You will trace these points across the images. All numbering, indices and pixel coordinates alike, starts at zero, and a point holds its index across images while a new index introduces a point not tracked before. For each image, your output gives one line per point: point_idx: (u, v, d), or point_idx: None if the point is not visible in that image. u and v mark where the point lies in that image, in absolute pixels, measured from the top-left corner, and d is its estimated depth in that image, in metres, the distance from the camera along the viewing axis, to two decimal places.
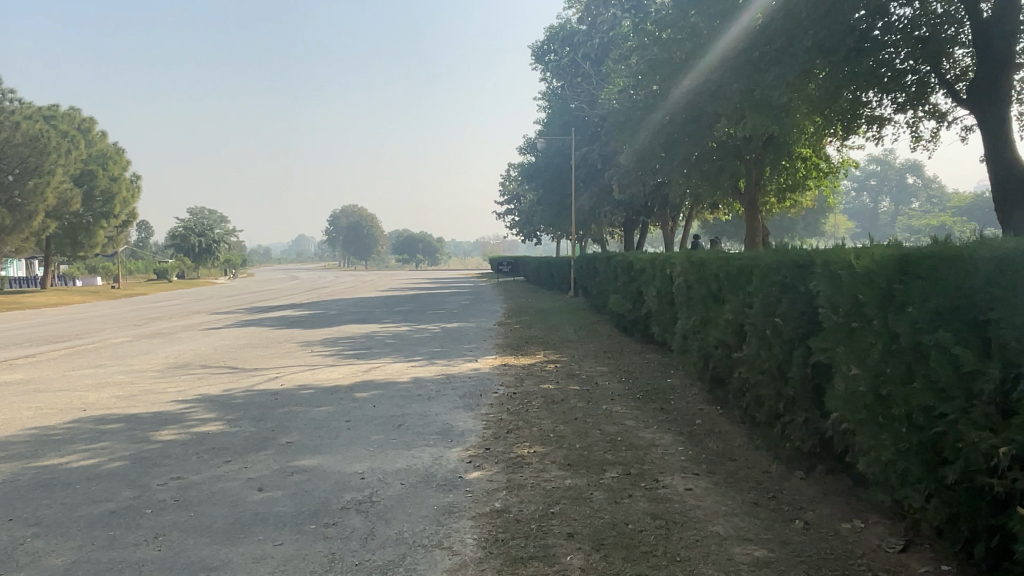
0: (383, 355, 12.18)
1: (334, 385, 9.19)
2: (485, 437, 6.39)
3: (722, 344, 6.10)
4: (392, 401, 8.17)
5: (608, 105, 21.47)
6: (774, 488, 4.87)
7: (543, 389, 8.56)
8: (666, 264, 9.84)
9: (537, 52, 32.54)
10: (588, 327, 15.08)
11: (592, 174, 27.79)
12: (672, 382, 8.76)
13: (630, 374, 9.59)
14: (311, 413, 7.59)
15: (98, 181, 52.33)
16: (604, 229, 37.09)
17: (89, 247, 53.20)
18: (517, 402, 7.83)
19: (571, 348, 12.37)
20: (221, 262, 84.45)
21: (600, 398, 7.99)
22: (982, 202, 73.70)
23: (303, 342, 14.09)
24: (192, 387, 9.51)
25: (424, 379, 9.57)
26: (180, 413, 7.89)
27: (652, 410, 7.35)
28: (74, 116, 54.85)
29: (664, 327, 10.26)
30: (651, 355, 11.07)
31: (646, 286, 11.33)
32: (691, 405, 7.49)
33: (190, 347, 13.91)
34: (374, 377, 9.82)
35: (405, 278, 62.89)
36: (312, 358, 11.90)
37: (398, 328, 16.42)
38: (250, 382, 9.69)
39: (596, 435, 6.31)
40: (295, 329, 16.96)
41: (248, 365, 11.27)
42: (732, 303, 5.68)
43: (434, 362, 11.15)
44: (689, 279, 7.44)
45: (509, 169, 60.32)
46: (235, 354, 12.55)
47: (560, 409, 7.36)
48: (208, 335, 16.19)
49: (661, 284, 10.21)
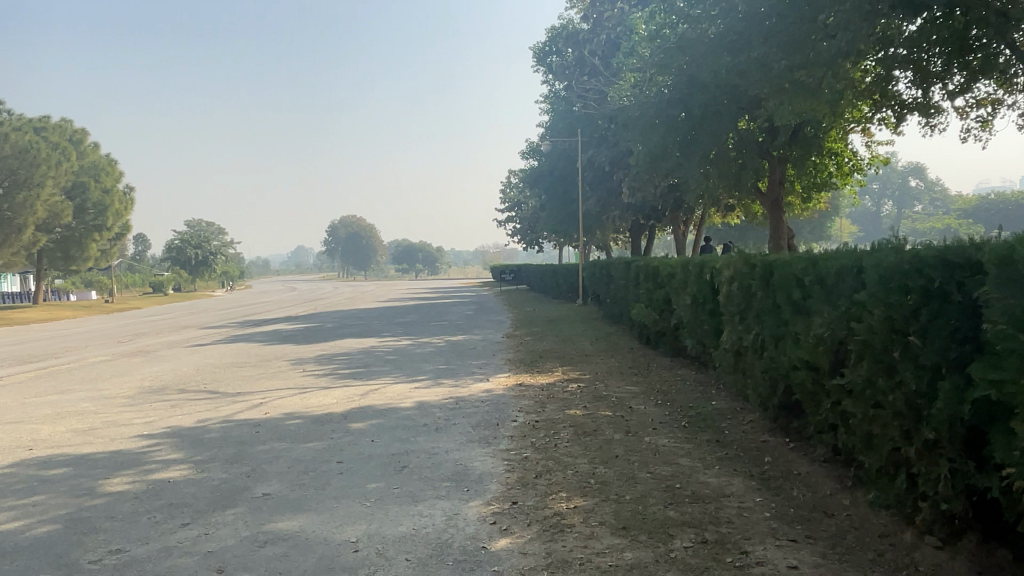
0: (382, 374, 10.92)
1: (325, 414, 7.92)
2: (510, 484, 5.14)
3: (804, 365, 4.92)
4: (393, 433, 6.92)
5: (618, 102, 20.37)
6: (904, 564, 3.65)
7: (569, 416, 7.29)
8: (705, 268, 8.64)
9: (538, 53, 31.43)
10: (606, 339, 13.85)
11: (600, 177, 26.62)
12: (719, 406, 7.56)
13: (666, 395, 8.37)
14: (296, 451, 6.33)
15: (90, 193, 51.23)
16: (610, 235, 35.98)
17: (81, 261, 52.11)
18: (541, 434, 6.57)
19: (592, 363, 11.13)
20: (219, 274, 83.32)
21: (640, 426, 6.75)
22: (987, 203, 72.61)
23: (294, 360, 12.84)
24: (162, 417, 8.25)
25: (430, 404, 8.31)
26: (141, 452, 6.63)
27: (706, 444, 6.13)
28: (65, 128, 53.76)
29: (702, 341, 9.08)
30: (685, 372, 9.85)
31: (676, 293, 10.17)
32: (752, 436, 6.28)
33: (171, 367, 12.67)
34: (373, 402, 8.56)
35: (405, 288, 61.96)
36: (303, 379, 10.65)
37: (399, 341, 15.19)
38: (229, 410, 8.41)
39: (648, 482, 5.07)
40: (287, 345, 15.72)
41: (231, 388, 10.02)
42: (826, 313, 4.50)
43: (441, 382, 9.91)
44: (749, 285, 6.27)
45: (509, 176, 59.26)
46: (218, 375, 11.32)
47: (596, 444, 6.11)
48: (193, 353, 14.95)
49: (696, 292, 9.06)
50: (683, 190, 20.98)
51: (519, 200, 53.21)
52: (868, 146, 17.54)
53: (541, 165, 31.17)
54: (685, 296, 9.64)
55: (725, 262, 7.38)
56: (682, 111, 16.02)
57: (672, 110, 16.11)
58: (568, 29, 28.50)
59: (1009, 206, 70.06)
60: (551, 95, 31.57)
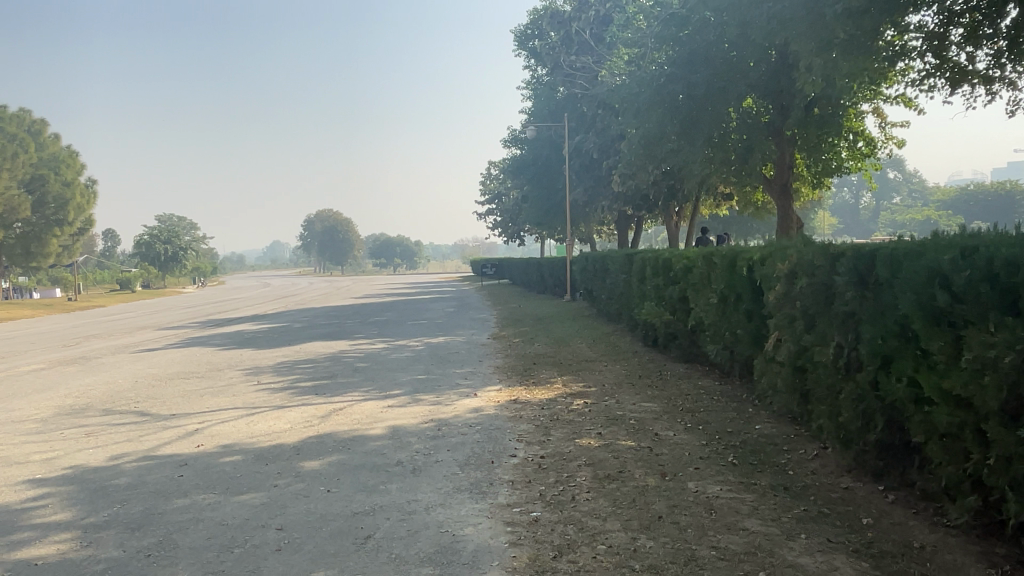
0: (349, 388, 9.29)
1: (271, 449, 6.30)
2: (520, 572, 3.57)
3: (943, 397, 3.46)
4: (356, 477, 5.32)
5: (611, 81, 18.86)
6: None
7: (581, 449, 5.74)
8: (739, 258, 7.19)
9: (519, 36, 29.78)
10: (606, 341, 12.34)
11: (588, 164, 25.12)
12: (767, 433, 6.08)
13: (695, 415, 6.86)
14: (222, 511, 4.71)
15: (50, 185, 48.67)
16: (596, 227, 34.56)
17: (42, 257, 49.66)
18: (552, 479, 5.01)
19: (595, 372, 9.59)
20: (190, 270, 80.84)
21: (678, 465, 5.23)
22: (966, 194, 72.36)
23: (250, 369, 11.16)
24: (68, 452, 6.56)
25: (405, 431, 6.71)
26: (17, 511, 4.95)
27: (771, 493, 4.63)
28: (23, 118, 50.98)
29: (734, 347, 7.61)
30: (707, 383, 8.34)
31: (695, 289, 8.69)
32: (829, 481, 4.80)
33: (105, 380, 10.93)
34: (335, 429, 6.96)
35: (382, 284, 60.28)
36: (256, 395, 9.00)
37: (373, 345, 13.59)
38: (154, 442, 6.74)
39: (717, 568, 3.53)
40: (246, 350, 13.96)
41: (167, 408, 8.35)
42: (1002, 328, 3.04)
43: (419, 399, 8.32)
44: (821, 283, 4.80)
45: (489, 167, 57.74)
46: (155, 390, 9.61)
47: (629, 496, 4.55)
48: (138, 360, 13.21)
49: (725, 290, 7.60)
50: (680, 176, 19.54)
51: (500, 192, 51.37)
52: (884, 129, 16.14)
53: (524, 155, 29.54)
54: (709, 294, 8.15)
55: (778, 254, 5.91)
56: (684, 89, 14.60)
57: (673, 87, 14.67)
58: (550, 9, 26.90)
59: (990, 198, 69.33)
60: (534, 80, 29.95)
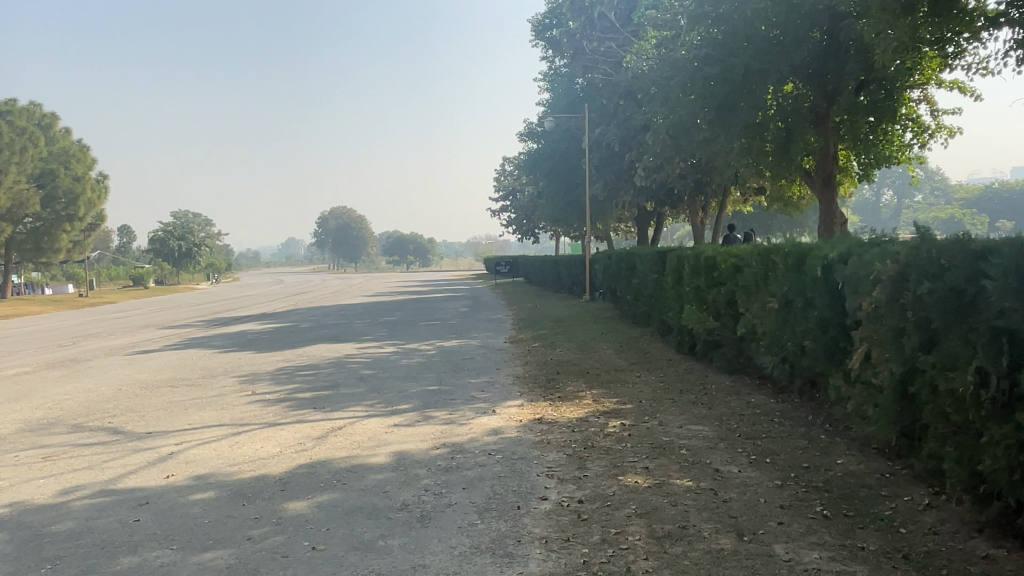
0: (351, 400, 8.22)
1: (251, 483, 5.23)
2: None
3: None
4: (350, 526, 4.27)
5: (636, 67, 17.76)
6: None
7: (628, 491, 4.64)
8: (809, 256, 6.10)
9: (536, 25, 28.74)
10: (635, 347, 11.25)
11: (609, 158, 24.01)
12: (854, 472, 4.99)
13: (758, 444, 5.74)
14: None
15: (60, 180, 47.96)
16: (614, 224, 33.42)
17: (53, 252, 49.10)
18: (599, 537, 3.93)
19: (628, 384, 8.50)
20: (203, 266, 80.32)
21: (756, 519, 4.12)
22: (992, 193, 70.40)
23: (245, 377, 10.13)
24: (15, 482, 5.55)
25: (412, 459, 5.64)
26: None
27: (888, 564, 3.53)
28: (34, 111, 50.44)
29: (797, 360, 6.51)
30: (761, 401, 7.22)
31: (747, 291, 7.58)
32: (958, 547, 3.71)
33: (87, 387, 9.95)
34: (329, 454, 5.92)
35: (393, 280, 59.38)
36: (247, 408, 7.98)
37: (381, 348, 12.55)
38: (117, 472, 5.72)
39: None
40: (245, 354, 12.94)
41: (144, 424, 7.34)
42: None
43: (430, 415, 7.28)
44: (953, 289, 3.73)
45: (503, 163, 56.70)
46: (136, 401, 8.59)
47: (704, 570, 3.46)
48: (128, 364, 12.24)
49: (787, 293, 6.51)
50: (708, 169, 18.40)
51: (513, 187, 50.19)
52: (934, 117, 14.92)
53: (541, 148, 28.42)
54: (765, 298, 7.05)
55: (875, 253, 4.83)
56: (720, 71, 13.49)
57: (708, 70, 13.54)
58: None
59: (1017, 197, 67.39)
60: (552, 71, 28.89)
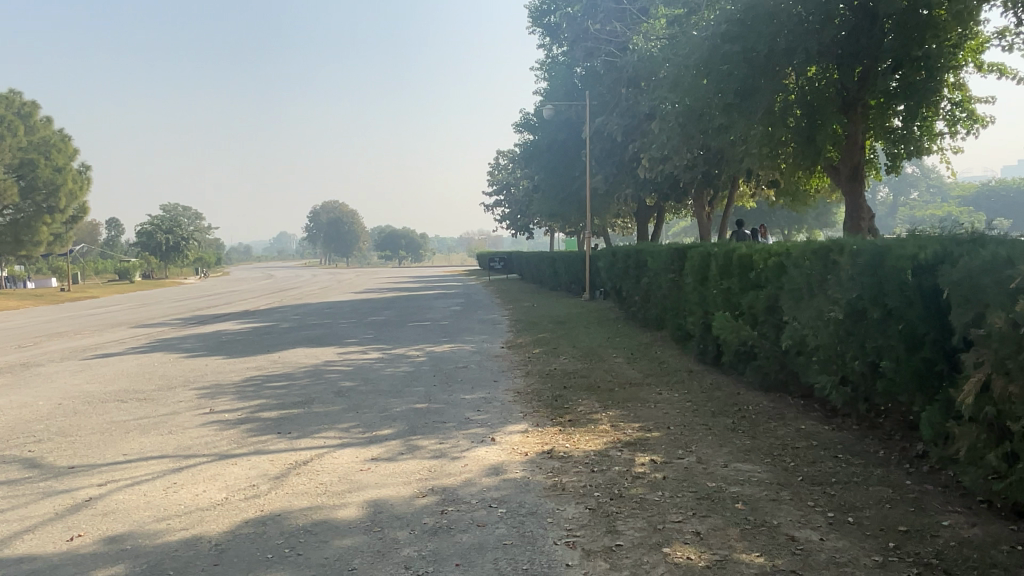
0: (324, 422, 6.95)
1: (179, 551, 3.97)
2: None
3: None
4: None
5: (643, 49, 16.48)
6: None
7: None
8: (890, 254, 4.90)
9: (534, 11, 27.40)
10: (649, 355, 10.04)
11: (610, 149, 22.77)
12: (971, 539, 3.80)
13: (830, 494, 4.51)
14: None
15: (40, 170, 46.03)
16: (612, 220, 32.23)
17: (32, 245, 47.26)
18: None
19: (649, 404, 7.26)
20: (191, 261, 78.62)
21: None
22: (988, 190, 69.66)
23: (206, 389, 8.84)
24: None
25: (391, 514, 4.39)
26: None
27: None
28: (12, 99, 48.50)
29: (868, 384, 5.31)
30: (813, 428, 6.01)
31: (795, 296, 6.38)
32: None
33: (22, 401, 8.61)
34: (286, 504, 4.66)
35: (384, 276, 57.93)
36: (199, 432, 6.69)
37: (364, 354, 11.30)
38: (12, 528, 4.43)
39: None
40: (213, 359, 11.61)
41: (69, 455, 6.04)
42: None
43: (416, 444, 6.03)
44: None
45: (497, 157, 55.40)
46: (71, 422, 7.28)
47: None
48: (80, 372, 10.88)
49: (857, 301, 5.31)
50: (719, 159, 17.22)
51: (508, 181, 48.73)
52: (969, 101, 13.75)
53: (538, 139, 27.15)
54: (821, 305, 5.83)
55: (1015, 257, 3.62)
56: (741, 50, 12.24)
57: (727, 49, 12.29)
58: None
59: (1011, 194, 66.71)
60: (550, 59, 27.61)
